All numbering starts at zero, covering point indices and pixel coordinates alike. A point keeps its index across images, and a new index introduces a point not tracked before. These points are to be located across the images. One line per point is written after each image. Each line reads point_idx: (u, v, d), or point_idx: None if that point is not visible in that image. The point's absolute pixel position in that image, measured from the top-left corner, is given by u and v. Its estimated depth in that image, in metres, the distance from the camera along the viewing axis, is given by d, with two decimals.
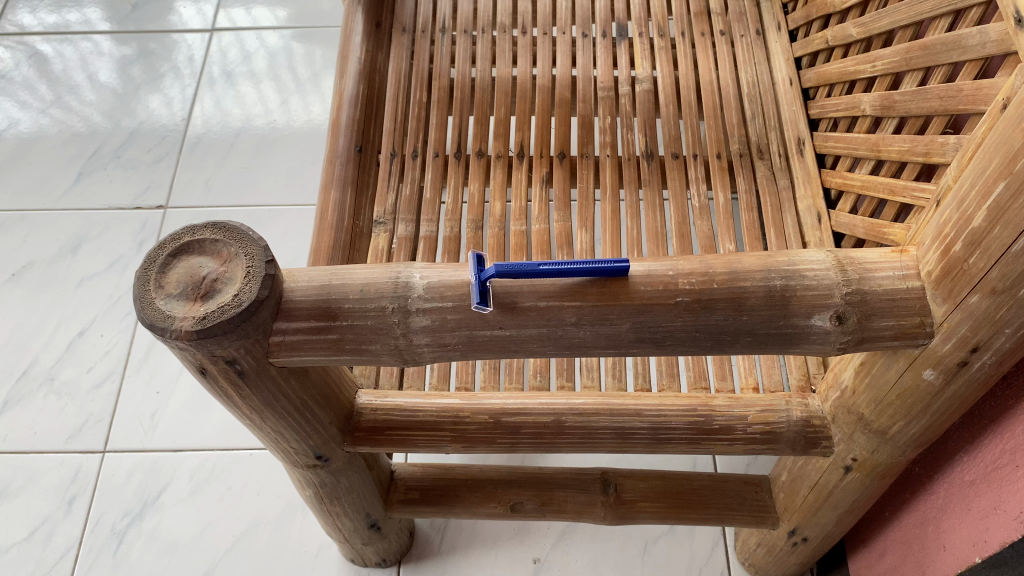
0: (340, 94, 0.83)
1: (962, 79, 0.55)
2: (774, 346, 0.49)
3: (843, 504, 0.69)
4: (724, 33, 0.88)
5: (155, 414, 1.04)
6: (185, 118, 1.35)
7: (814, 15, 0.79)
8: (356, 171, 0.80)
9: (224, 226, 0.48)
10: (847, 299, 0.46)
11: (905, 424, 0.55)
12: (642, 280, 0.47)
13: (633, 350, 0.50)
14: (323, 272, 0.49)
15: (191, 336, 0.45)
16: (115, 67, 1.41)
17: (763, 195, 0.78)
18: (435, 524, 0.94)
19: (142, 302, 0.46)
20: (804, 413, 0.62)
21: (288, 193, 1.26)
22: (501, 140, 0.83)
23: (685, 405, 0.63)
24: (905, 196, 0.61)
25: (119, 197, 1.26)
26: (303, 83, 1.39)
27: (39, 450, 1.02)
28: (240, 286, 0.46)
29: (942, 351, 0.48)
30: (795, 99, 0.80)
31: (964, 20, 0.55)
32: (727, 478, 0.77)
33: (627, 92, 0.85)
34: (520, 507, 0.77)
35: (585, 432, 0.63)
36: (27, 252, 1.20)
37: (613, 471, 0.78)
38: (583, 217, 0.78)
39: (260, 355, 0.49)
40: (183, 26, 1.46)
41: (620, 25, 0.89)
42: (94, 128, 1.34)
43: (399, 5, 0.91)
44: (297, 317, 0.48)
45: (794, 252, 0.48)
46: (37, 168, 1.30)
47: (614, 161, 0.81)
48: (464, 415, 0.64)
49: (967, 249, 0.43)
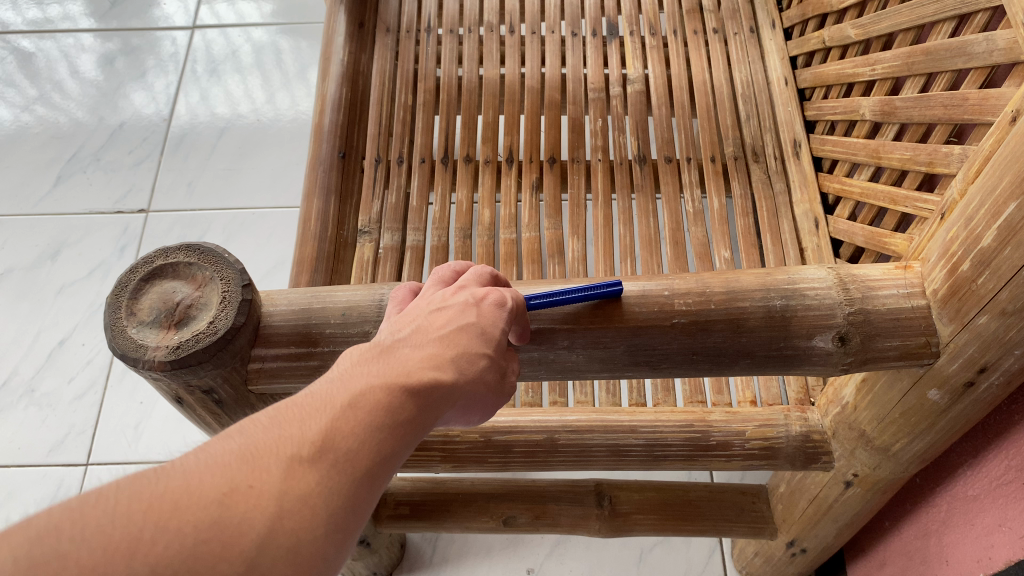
0: (323, 97, 0.81)
1: (967, 88, 0.53)
2: (774, 368, 0.47)
3: (843, 517, 0.67)
4: (718, 32, 0.85)
5: (139, 425, 1.02)
6: (168, 116, 1.32)
7: (810, 14, 0.77)
8: (340, 178, 0.78)
9: (199, 248, 0.45)
10: (849, 320, 0.44)
11: (907, 442, 0.53)
12: (636, 302, 0.45)
13: (627, 373, 0.48)
14: (303, 294, 0.47)
15: (165, 366, 0.43)
16: (97, 63, 1.38)
17: (759, 199, 0.76)
18: (426, 535, 0.92)
19: (113, 331, 0.43)
20: (804, 428, 0.60)
21: (273, 195, 1.23)
22: (489, 144, 0.81)
23: (681, 421, 0.61)
24: (907, 205, 0.59)
25: (100, 201, 1.23)
26: (289, 79, 1.36)
27: (21, 463, 1.00)
28: (216, 312, 0.44)
29: (948, 371, 0.46)
30: (791, 99, 0.78)
31: (969, 26, 0.53)
32: (724, 488, 0.76)
33: (618, 93, 0.83)
34: (514, 521, 0.75)
35: (580, 449, 0.61)
36: (6, 258, 1.18)
37: (608, 482, 0.76)
38: (575, 224, 0.76)
39: (238, 383, 0.47)
40: (167, 22, 1.43)
41: (610, 22, 0.87)
42: (74, 128, 1.32)
43: (384, 4, 0.89)
44: (276, 343, 0.46)
45: (793, 269, 0.46)
46: (15, 171, 1.27)
47: (606, 165, 0.79)
48: (453, 435, 0.62)
49: (975, 269, 0.41)
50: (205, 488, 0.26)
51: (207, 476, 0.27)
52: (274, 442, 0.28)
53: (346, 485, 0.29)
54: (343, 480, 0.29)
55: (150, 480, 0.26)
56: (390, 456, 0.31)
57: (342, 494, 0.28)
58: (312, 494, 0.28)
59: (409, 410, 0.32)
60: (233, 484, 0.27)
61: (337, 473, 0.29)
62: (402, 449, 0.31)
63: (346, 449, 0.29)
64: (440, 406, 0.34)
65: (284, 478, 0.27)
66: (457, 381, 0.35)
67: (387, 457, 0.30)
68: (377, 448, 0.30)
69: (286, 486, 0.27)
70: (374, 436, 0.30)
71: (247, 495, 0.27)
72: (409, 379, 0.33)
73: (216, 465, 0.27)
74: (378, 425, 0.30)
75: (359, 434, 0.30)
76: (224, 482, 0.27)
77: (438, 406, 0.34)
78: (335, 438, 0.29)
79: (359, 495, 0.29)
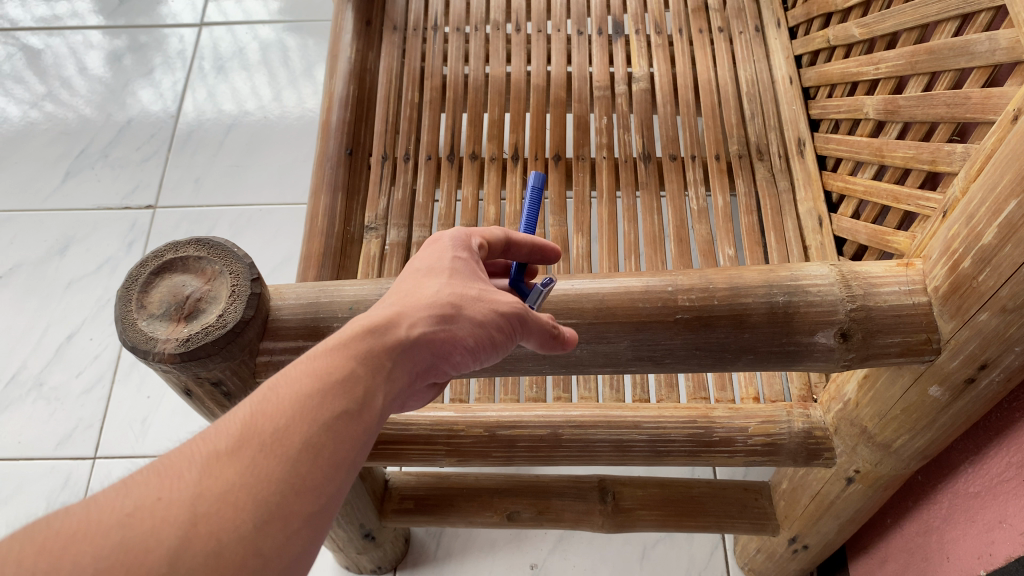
0: (330, 95, 0.82)
1: (970, 86, 0.53)
2: (777, 363, 0.48)
3: (845, 513, 0.67)
4: (723, 30, 0.86)
5: (146, 419, 1.03)
6: (176, 113, 1.33)
7: (815, 13, 0.78)
8: (347, 174, 0.78)
9: (208, 242, 0.46)
10: (851, 316, 0.45)
11: (909, 438, 0.54)
12: (640, 297, 0.46)
13: (631, 368, 0.49)
14: (311, 289, 0.48)
15: (175, 359, 0.43)
16: (105, 60, 1.39)
17: (763, 197, 0.76)
18: (430, 530, 0.93)
19: (124, 324, 0.44)
20: (806, 424, 0.61)
21: (279, 192, 1.24)
22: (495, 141, 0.81)
23: (684, 417, 0.62)
24: (909, 203, 0.59)
25: (108, 197, 1.24)
26: (296, 77, 1.37)
27: (30, 456, 1.01)
28: (225, 306, 0.45)
29: (950, 367, 0.46)
30: (796, 98, 0.79)
31: (972, 26, 0.54)
32: (726, 485, 0.76)
33: (623, 91, 0.83)
34: (517, 516, 0.76)
35: (583, 444, 0.62)
36: (15, 254, 1.19)
37: (611, 478, 0.77)
38: (580, 221, 0.76)
39: (246, 376, 0.48)
40: (174, 19, 1.43)
41: (616, 21, 0.87)
42: (83, 124, 1.32)
43: (391, 2, 0.89)
44: (285, 336, 0.47)
45: (796, 266, 0.46)
46: (24, 167, 1.28)
47: (611, 163, 0.79)
48: (459, 429, 0.62)
49: (976, 266, 0.41)
50: (110, 514, 0.28)
51: (123, 496, 0.29)
52: (190, 452, 0.31)
53: (271, 472, 0.31)
54: (266, 467, 0.31)
55: (58, 518, 0.28)
56: (322, 437, 0.32)
57: (267, 480, 0.30)
58: (233, 487, 0.30)
59: (331, 394, 0.34)
60: (151, 494, 0.29)
61: (259, 463, 0.31)
62: (337, 429, 0.33)
63: (265, 439, 0.31)
64: (375, 380, 0.36)
65: (203, 478, 0.29)
66: (384, 355, 0.36)
67: (316, 438, 0.32)
68: (301, 431, 0.32)
69: (205, 483, 0.29)
70: (294, 423, 0.32)
71: (155, 510, 0.28)
72: (329, 368, 0.35)
73: (127, 490, 0.29)
74: (296, 413, 0.32)
75: (277, 424, 0.32)
76: (140, 498, 0.29)
77: (372, 382, 0.35)
78: (252, 434, 0.31)
79: (294, 476, 0.31)
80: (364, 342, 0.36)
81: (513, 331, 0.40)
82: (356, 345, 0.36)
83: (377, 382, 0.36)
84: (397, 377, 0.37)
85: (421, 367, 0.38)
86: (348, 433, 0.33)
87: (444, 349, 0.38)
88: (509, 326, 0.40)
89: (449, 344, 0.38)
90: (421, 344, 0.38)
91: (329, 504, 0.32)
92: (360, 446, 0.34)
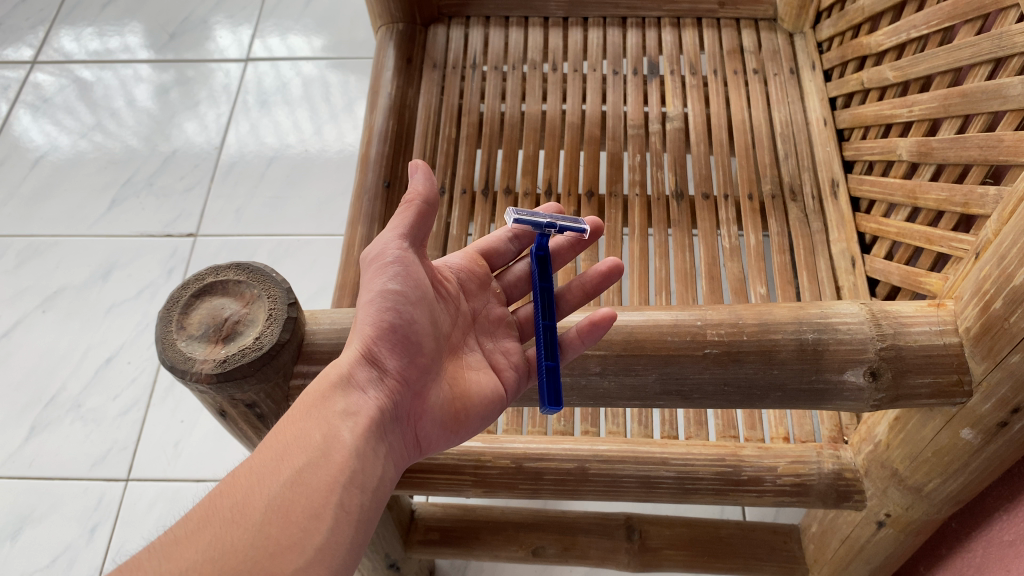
0: (370, 128, 0.85)
1: (1003, 129, 0.53)
2: (806, 402, 0.48)
3: (875, 559, 0.66)
4: (758, 72, 0.87)
5: (179, 443, 1.04)
6: (219, 144, 1.36)
7: (849, 56, 0.78)
8: (383, 207, 0.81)
9: (247, 267, 0.48)
10: (881, 355, 0.45)
11: (940, 483, 0.53)
12: (670, 330, 0.47)
13: (659, 402, 0.49)
14: (345, 315, 0.50)
15: (211, 379, 0.44)
16: (153, 93, 1.43)
17: (796, 237, 0.77)
18: (456, 565, 0.93)
19: (164, 343, 0.45)
20: (837, 465, 0.61)
21: (318, 221, 1.26)
22: (529, 176, 0.82)
23: (713, 454, 0.61)
24: (942, 245, 0.59)
25: (150, 224, 1.27)
26: (336, 111, 1.39)
27: (65, 477, 1.02)
28: (263, 328, 0.46)
29: (982, 410, 0.45)
30: (830, 139, 0.79)
31: (1006, 70, 0.54)
32: (756, 526, 0.75)
33: (657, 130, 0.84)
34: (542, 552, 0.75)
35: (610, 479, 0.62)
36: (60, 277, 1.22)
37: (638, 517, 0.76)
38: (612, 255, 0.77)
39: (280, 399, 0.49)
40: (220, 55, 1.47)
41: (651, 62, 0.88)
42: (131, 152, 1.36)
43: (431, 41, 0.92)
44: (318, 360, 0.49)
45: (827, 304, 0.47)
46: (72, 195, 1.32)
47: (643, 201, 0.80)
48: (485, 460, 0.63)
49: (1007, 307, 0.41)
50: None
51: None
52: (154, 547, 0.35)
53: (237, 540, 0.35)
54: (226, 540, 0.35)
55: None
56: (288, 495, 0.37)
57: (233, 548, 0.34)
58: (199, 562, 0.34)
59: (288, 456, 0.39)
60: None
61: (221, 536, 0.35)
62: (302, 483, 0.38)
63: (228, 514, 0.36)
64: (330, 425, 0.41)
65: (165, 561, 0.34)
66: (325, 406, 0.42)
67: (277, 501, 0.37)
68: (262, 497, 0.37)
69: (169, 566, 0.33)
70: (252, 495, 0.37)
71: None
72: (279, 438, 0.40)
73: None
74: (253, 485, 0.37)
75: (237, 500, 0.37)
76: None
77: (329, 429, 0.41)
78: (214, 515, 0.36)
79: (263, 540, 0.35)
80: (304, 404, 0.42)
81: (398, 261, 0.47)
82: (298, 407, 0.42)
83: (334, 427, 0.41)
84: (354, 407, 0.43)
85: (373, 386, 0.45)
86: (314, 485, 0.38)
87: (369, 348, 0.45)
88: (392, 277, 0.47)
89: (371, 349, 0.46)
90: (356, 367, 0.44)
91: (314, 550, 0.36)
92: (331, 486, 0.38)
